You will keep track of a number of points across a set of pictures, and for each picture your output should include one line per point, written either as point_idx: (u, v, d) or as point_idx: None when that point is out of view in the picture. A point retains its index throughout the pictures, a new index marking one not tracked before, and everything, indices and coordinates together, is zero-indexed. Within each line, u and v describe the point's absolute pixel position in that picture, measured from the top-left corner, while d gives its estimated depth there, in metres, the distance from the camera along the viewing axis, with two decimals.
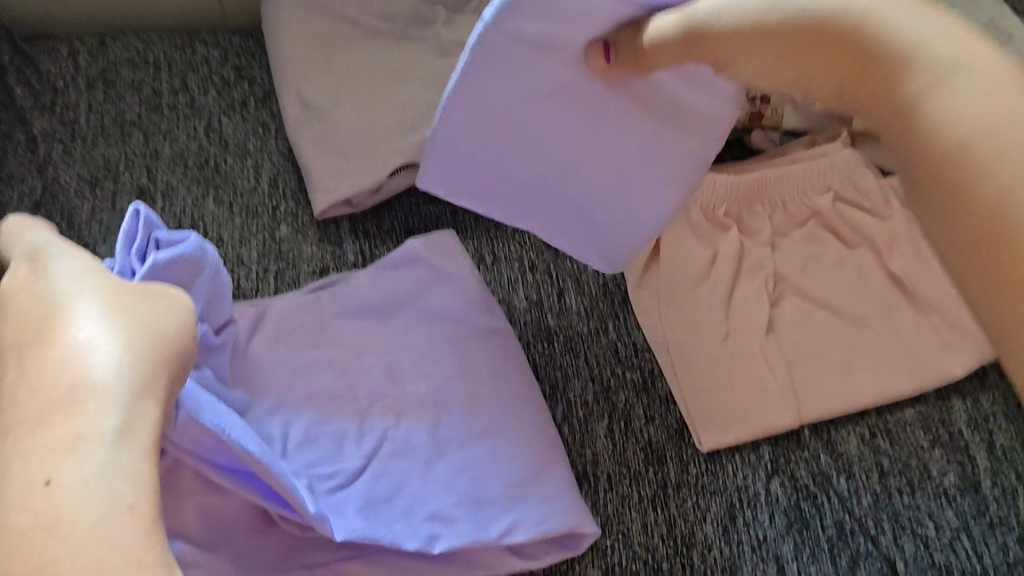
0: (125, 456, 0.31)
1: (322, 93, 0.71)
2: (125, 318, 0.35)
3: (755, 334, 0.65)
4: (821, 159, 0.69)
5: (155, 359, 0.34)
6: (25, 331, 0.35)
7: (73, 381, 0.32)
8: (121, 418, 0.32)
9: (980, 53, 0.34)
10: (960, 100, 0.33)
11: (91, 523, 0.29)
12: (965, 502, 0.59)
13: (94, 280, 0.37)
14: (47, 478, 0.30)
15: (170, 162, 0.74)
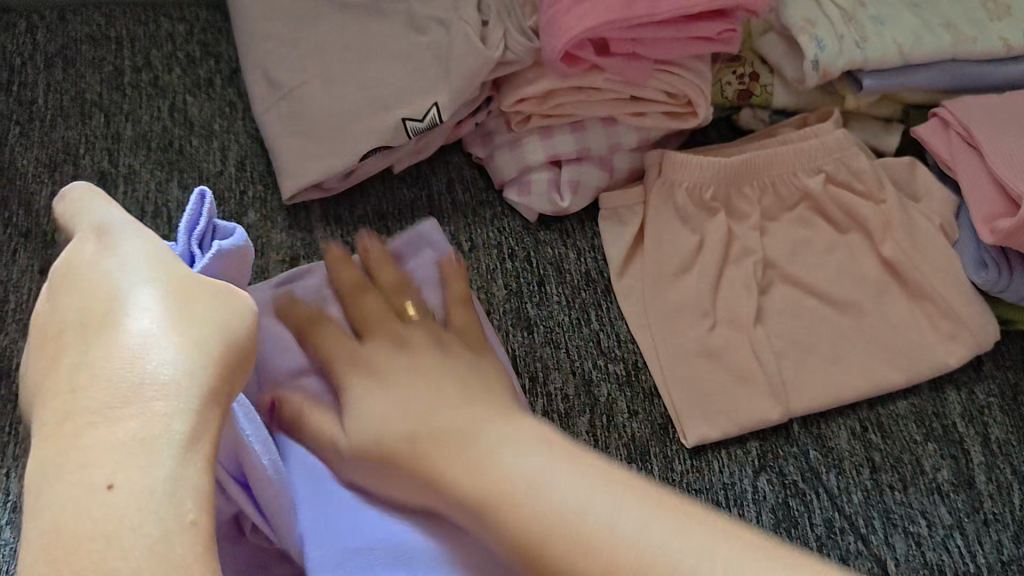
0: (190, 467, 0.31)
1: (291, 72, 0.67)
2: (189, 311, 0.36)
3: (742, 323, 0.63)
4: (812, 140, 0.67)
5: (225, 354, 0.36)
6: (86, 304, 0.35)
7: (139, 375, 0.32)
8: (186, 424, 0.32)
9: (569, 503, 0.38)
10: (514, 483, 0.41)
11: (150, 540, 0.29)
12: (957, 499, 0.58)
13: (159, 255, 0.38)
14: (104, 485, 0.29)
15: (132, 145, 0.70)
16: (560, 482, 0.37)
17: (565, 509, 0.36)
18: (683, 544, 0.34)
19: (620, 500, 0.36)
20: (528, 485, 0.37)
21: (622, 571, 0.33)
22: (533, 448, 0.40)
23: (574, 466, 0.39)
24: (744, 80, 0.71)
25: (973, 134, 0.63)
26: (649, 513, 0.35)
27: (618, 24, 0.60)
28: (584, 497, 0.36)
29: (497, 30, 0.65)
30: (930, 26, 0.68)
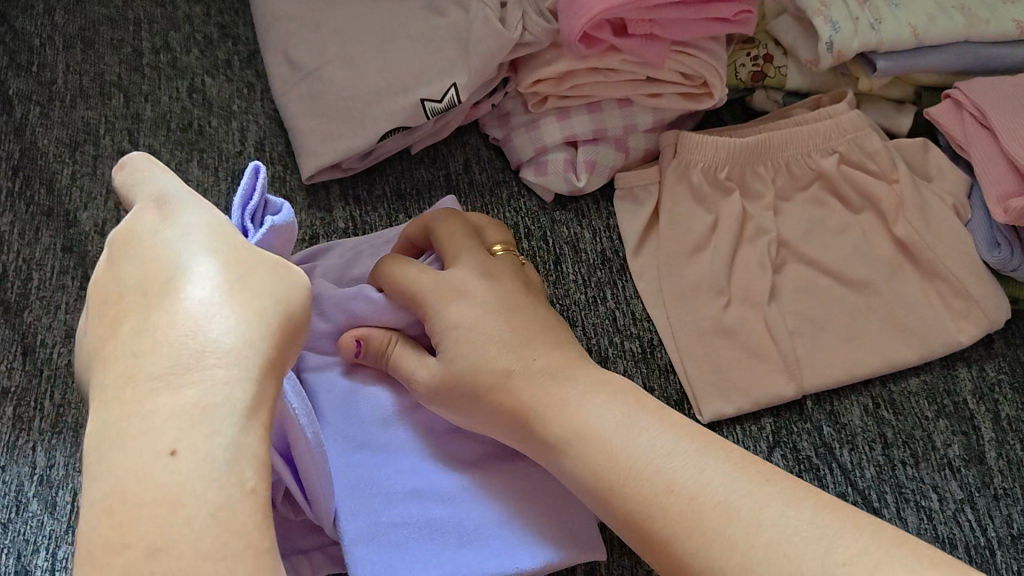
0: (249, 436, 0.32)
1: (311, 54, 0.68)
2: (246, 279, 0.36)
3: (756, 302, 0.64)
4: (826, 122, 0.67)
5: (284, 322, 0.36)
6: (145, 270, 0.36)
7: (201, 343, 0.33)
8: (245, 394, 0.33)
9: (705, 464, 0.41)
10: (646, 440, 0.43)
11: (213, 508, 0.30)
12: (968, 474, 0.59)
13: (215, 221, 0.39)
14: (168, 451, 0.31)
15: (152, 125, 0.71)
16: (637, 433, 0.43)
17: (643, 464, 0.42)
18: (739, 497, 0.39)
19: (686, 452, 0.42)
20: (606, 431, 0.44)
21: (680, 510, 0.40)
22: (615, 401, 0.46)
23: (653, 417, 0.44)
24: (758, 62, 0.72)
25: (987, 115, 0.64)
26: (705, 473, 0.41)
27: (635, 6, 0.61)
28: (656, 451, 0.42)
29: (515, 11, 0.65)
30: (944, 8, 0.69)
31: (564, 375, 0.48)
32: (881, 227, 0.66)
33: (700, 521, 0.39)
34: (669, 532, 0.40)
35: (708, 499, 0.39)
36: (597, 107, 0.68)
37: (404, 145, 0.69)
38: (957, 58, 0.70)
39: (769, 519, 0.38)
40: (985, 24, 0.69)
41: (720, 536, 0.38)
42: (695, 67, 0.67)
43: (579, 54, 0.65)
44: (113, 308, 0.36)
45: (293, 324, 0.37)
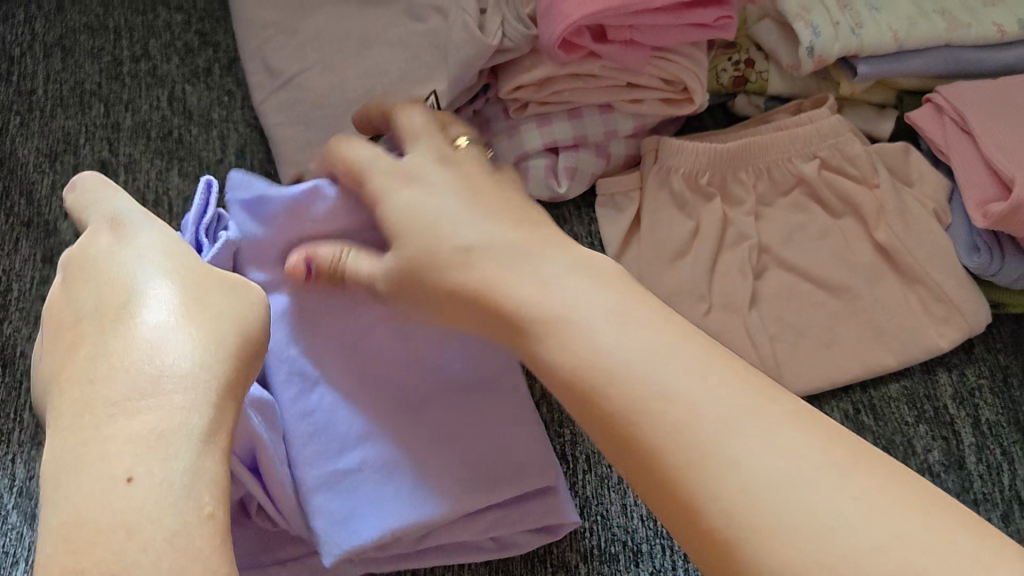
0: (210, 459, 0.33)
1: (291, 62, 0.68)
2: (202, 305, 0.37)
3: (737, 307, 0.64)
4: (807, 127, 0.67)
5: (241, 346, 0.37)
6: (104, 299, 0.37)
7: (158, 369, 0.34)
8: (203, 419, 0.33)
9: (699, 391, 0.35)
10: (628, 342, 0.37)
11: (172, 532, 0.30)
12: (948, 479, 0.59)
13: (173, 250, 0.40)
14: (125, 475, 0.31)
15: (132, 134, 0.71)
16: (650, 355, 0.36)
17: (662, 396, 0.35)
18: (770, 447, 0.33)
19: (708, 388, 0.35)
20: (614, 346, 0.37)
21: (694, 445, 0.34)
22: (623, 301, 0.39)
23: (664, 332, 0.37)
24: (740, 67, 0.71)
25: (968, 119, 0.64)
26: (730, 409, 0.34)
27: (613, 12, 0.61)
28: (670, 373, 0.35)
29: (495, 18, 0.64)
30: (924, 12, 0.69)
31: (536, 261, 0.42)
32: (861, 233, 0.66)
33: (674, 446, 0.34)
34: (676, 467, 0.34)
35: (731, 439, 0.33)
36: (579, 113, 0.68)
37: None
38: (938, 62, 0.69)
39: (799, 471, 0.32)
40: (965, 28, 0.69)
41: (750, 496, 0.32)
42: (675, 72, 0.66)
43: (557, 61, 0.65)
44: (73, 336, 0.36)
45: (250, 349, 0.38)
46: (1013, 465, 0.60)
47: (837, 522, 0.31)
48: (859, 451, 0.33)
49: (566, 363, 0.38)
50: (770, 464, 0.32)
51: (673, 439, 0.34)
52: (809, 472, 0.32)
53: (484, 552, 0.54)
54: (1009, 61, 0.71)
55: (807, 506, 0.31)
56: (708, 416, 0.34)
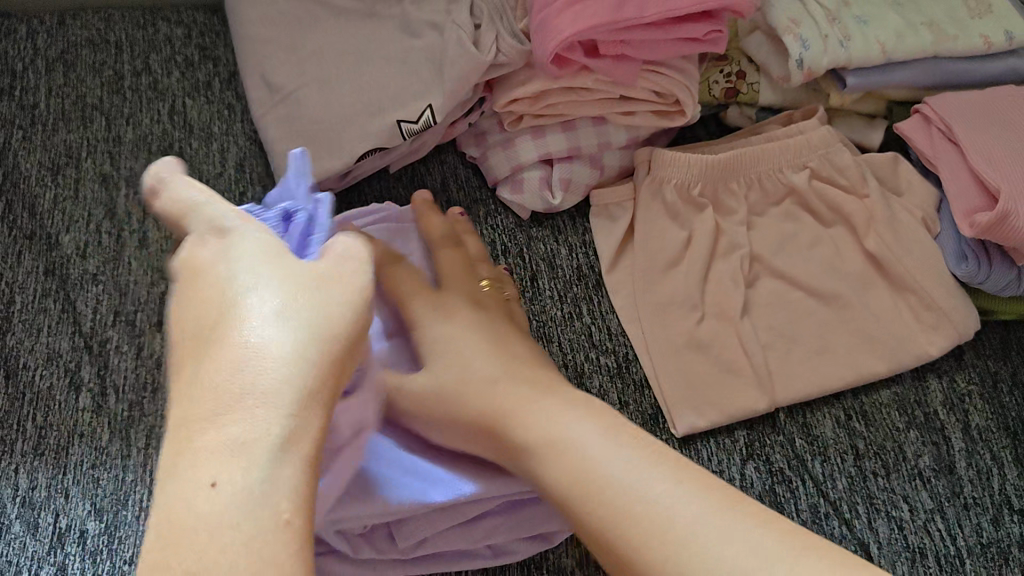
0: (286, 466, 0.35)
1: (290, 76, 0.69)
2: (298, 306, 0.39)
3: (730, 316, 0.65)
4: (797, 138, 0.68)
5: (334, 348, 0.39)
6: (208, 299, 0.39)
7: (249, 380, 0.36)
8: (284, 428, 0.36)
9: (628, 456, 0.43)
10: (576, 426, 0.46)
11: (247, 537, 0.33)
12: (938, 484, 0.60)
13: (277, 248, 0.41)
14: (212, 480, 0.34)
15: (133, 148, 0.72)
16: (581, 435, 0.45)
17: (590, 456, 0.44)
18: (669, 505, 0.41)
19: (636, 467, 0.43)
20: (560, 429, 0.46)
21: (607, 493, 0.42)
22: (558, 401, 0.48)
23: (591, 416, 0.46)
24: (731, 79, 0.73)
25: (955, 131, 0.65)
26: (644, 471, 0.43)
27: (606, 27, 0.62)
28: (598, 458, 0.44)
29: (489, 34, 0.67)
30: (912, 25, 0.70)
31: (538, 399, 0.48)
32: (851, 242, 0.67)
33: (599, 503, 0.42)
34: (620, 532, 0.41)
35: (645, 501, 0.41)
36: (574, 125, 0.69)
37: (383, 165, 0.70)
38: (926, 74, 0.71)
39: (704, 526, 0.39)
40: (951, 40, 0.70)
41: (676, 558, 0.39)
42: (668, 85, 0.68)
43: (551, 76, 0.66)
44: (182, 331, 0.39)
45: (345, 347, 0.40)
46: (1002, 470, 0.61)
47: (729, 556, 0.38)
48: (760, 513, 0.40)
49: (543, 459, 0.45)
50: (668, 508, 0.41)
51: (616, 524, 0.41)
52: (711, 512, 0.40)
53: (479, 559, 0.55)
54: (996, 72, 0.72)
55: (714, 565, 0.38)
56: (617, 473, 0.43)
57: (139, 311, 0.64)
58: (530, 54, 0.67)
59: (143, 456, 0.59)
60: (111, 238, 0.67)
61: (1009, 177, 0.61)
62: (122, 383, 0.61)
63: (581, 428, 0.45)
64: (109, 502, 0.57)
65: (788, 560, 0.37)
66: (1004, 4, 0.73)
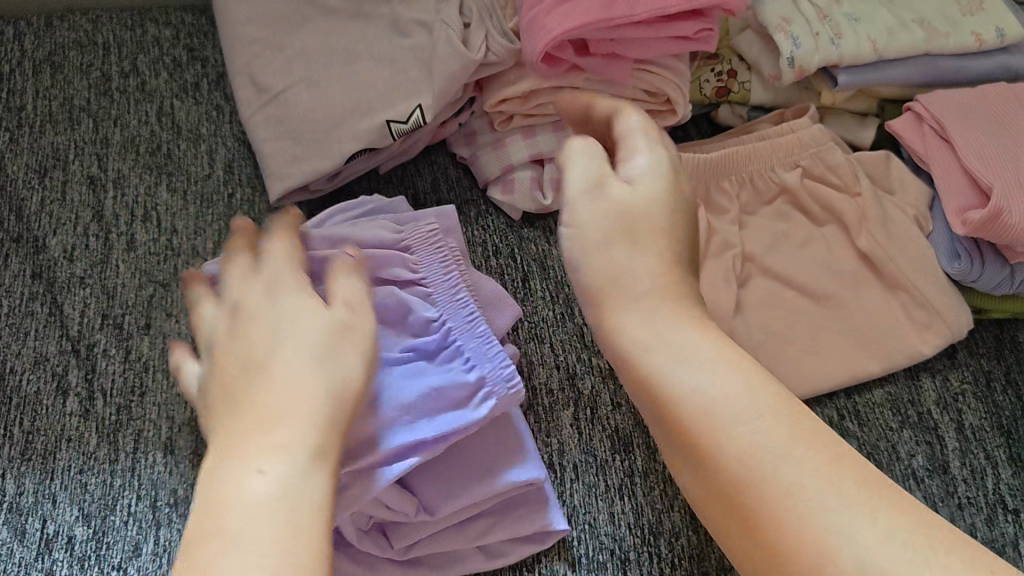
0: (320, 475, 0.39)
1: (278, 77, 0.68)
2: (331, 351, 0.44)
3: (723, 316, 0.64)
4: (788, 136, 0.68)
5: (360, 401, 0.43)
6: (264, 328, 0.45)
7: (283, 403, 0.41)
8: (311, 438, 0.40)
9: (756, 398, 0.38)
10: (685, 380, 0.40)
11: (280, 518, 0.36)
12: (932, 484, 0.60)
13: (293, 289, 0.47)
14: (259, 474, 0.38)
15: (121, 149, 0.71)
16: (706, 383, 0.39)
17: (711, 416, 0.38)
18: (803, 473, 0.36)
19: (754, 394, 0.38)
20: (658, 363, 0.40)
21: (713, 425, 0.38)
22: (705, 338, 0.41)
23: (734, 360, 0.40)
24: (722, 77, 0.73)
25: (946, 129, 0.64)
26: (782, 440, 0.37)
27: (595, 25, 0.62)
28: (713, 397, 0.39)
29: (478, 33, 0.66)
30: (903, 22, 0.70)
31: (660, 312, 0.42)
32: (844, 241, 0.67)
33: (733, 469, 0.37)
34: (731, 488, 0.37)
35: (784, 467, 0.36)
36: (564, 124, 0.69)
37: (373, 166, 0.69)
38: (917, 71, 0.70)
39: (833, 485, 0.35)
40: (943, 37, 0.70)
41: (779, 516, 0.36)
42: (658, 82, 0.67)
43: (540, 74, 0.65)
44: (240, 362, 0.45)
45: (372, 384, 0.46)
46: (995, 469, 0.61)
47: (815, 500, 0.35)
48: (887, 499, 0.35)
49: (648, 366, 0.41)
50: (772, 458, 0.37)
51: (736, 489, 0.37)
52: (828, 486, 0.36)
53: (472, 563, 0.55)
54: (988, 69, 0.72)
55: (816, 510, 0.35)
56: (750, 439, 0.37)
57: (127, 314, 0.64)
58: (519, 53, 0.66)
59: (131, 460, 0.59)
60: (100, 240, 0.67)
61: (1002, 175, 0.61)
62: (110, 388, 0.61)
63: (695, 360, 0.40)
64: (97, 507, 0.57)
65: (891, 539, 0.33)
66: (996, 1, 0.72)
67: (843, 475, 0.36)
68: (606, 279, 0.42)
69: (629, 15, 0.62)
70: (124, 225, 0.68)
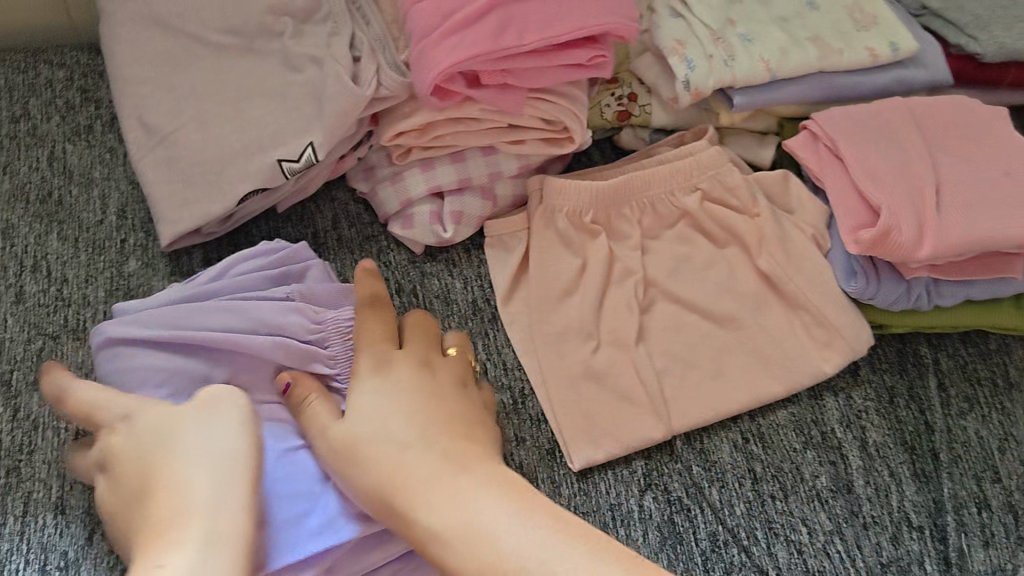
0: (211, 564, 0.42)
1: (167, 119, 0.67)
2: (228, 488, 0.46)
3: (626, 345, 0.64)
4: (686, 159, 0.68)
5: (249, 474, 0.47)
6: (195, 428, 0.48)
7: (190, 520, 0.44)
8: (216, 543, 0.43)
9: (561, 554, 0.43)
10: (510, 542, 0.44)
11: None
12: (836, 505, 0.60)
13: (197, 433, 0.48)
14: (183, 557, 0.42)
15: (9, 198, 0.69)
16: (498, 512, 0.45)
17: (480, 517, 0.45)
18: (557, 565, 0.42)
19: (550, 542, 0.44)
20: (476, 519, 0.45)
21: None
22: (494, 498, 0.46)
23: (480, 479, 0.47)
24: (622, 101, 0.73)
25: (840, 148, 0.65)
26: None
27: (483, 57, 0.61)
28: (490, 538, 0.44)
29: (369, 68, 0.65)
30: (796, 41, 0.70)
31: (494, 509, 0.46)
32: (745, 262, 0.67)
33: None
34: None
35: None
36: (460, 156, 0.68)
37: (268, 206, 0.68)
38: (813, 90, 0.71)
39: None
40: (836, 55, 0.70)
41: None
42: (551, 110, 0.66)
43: (432, 107, 0.65)
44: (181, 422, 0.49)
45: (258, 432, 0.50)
46: (900, 486, 0.61)
47: None
48: None
49: (466, 557, 0.44)
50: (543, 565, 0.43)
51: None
52: None
53: None
54: (883, 83, 0.72)
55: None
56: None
57: (15, 370, 0.62)
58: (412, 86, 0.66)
59: (19, 523, 0.57)
60: None
61: (892, 194, 0.62)
62: None
63: (521, 532, 0.44)
64: None
65: None
66: (889, 16, 0.73)
67: None
68: (409, 499, 0.47)
69: (516, 45, 0.61)
70: (12, 277, 0.66)
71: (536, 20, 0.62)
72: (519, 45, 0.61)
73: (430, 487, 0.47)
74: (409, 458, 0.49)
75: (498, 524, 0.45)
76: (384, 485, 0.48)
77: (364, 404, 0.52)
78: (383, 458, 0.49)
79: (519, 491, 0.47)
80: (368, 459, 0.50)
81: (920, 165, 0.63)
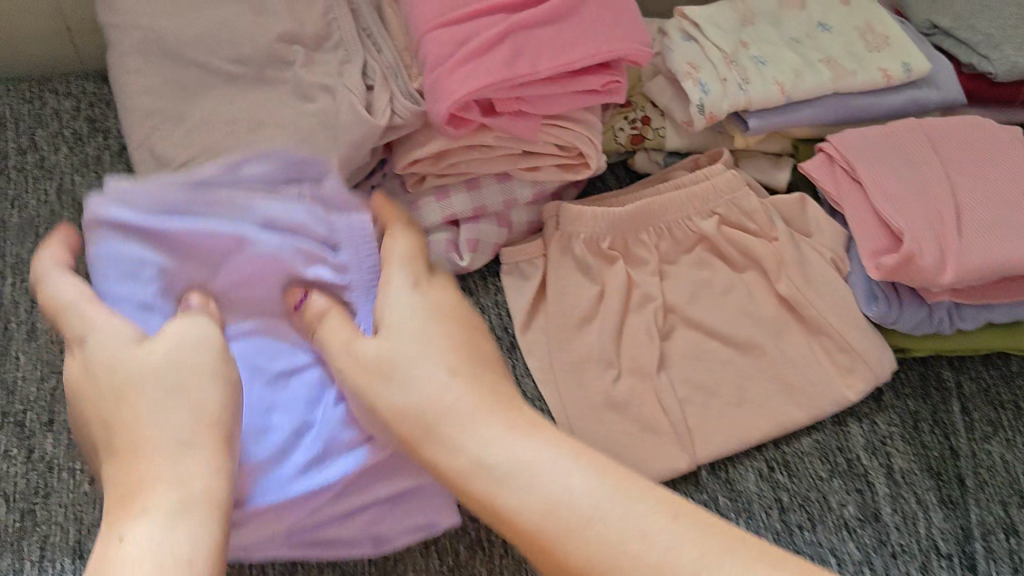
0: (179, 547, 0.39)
1: (177, 151, 0.66)
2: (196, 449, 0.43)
3: (648, 372, 0.63)
4: (702, 184, 0.68)
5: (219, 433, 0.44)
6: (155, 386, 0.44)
7: (162, 506, 0.40)
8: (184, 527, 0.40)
9: (626, 499, 0.39)
10: (561, 485, 0.40)
11: None
12: (865, 534, 0.59)
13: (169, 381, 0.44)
14: (151, 542, 0.39)
15: (20, 233, 0.69)
16: (562, 471, 0.40)
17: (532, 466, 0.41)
18: (626, 528, 0.38)
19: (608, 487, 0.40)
20: (526, 470, 0.41)
21: None
22: (544, 445, 0.42)
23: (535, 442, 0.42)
24: (636, 124, 0.72)
25: (858, 172, 0.64)
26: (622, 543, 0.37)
27: (499, 85, 0.61)
28: (531, 491, 0.40)
29: (381, 97, 0.65)
30: (809, 63, 0.69)
31: (546, 453, 0.41)
32: (764, 287, 0.67)
33: None
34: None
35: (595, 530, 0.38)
36: (475, 183, 0.67)
37: None
38: (828, 111, 0.70)
39: (654, 540, 0.37)
40: (850, 77, 0.70)
41: None
42: (566, 135, 0.66)
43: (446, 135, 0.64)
44: (151, 374, 0.44)
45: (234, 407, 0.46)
46: (927, 513, 0.60)
47: None
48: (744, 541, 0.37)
49: (524, 506, 0.40)
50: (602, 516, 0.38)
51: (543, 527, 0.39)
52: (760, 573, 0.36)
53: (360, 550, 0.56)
54: (896, 104, 0.72)
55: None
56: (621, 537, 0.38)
57: (28, 411, 0.61)
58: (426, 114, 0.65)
59: (37, 569, 0.56)
60: None
61: (914, 219, 0.61)
62: (13, 492, 0.58)
63: (574, 477, 0.40)
64: None
65: None
66: (901, 36, 0.72)
67: (715, 544, 0.37)
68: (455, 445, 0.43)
69: (530, 72, 0.61)
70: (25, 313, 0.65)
71: (549, 47, 0.62)
72: (533, 71, 0.61)
73: (475, 431, 0.42)
74: (451, 389, 0.44)
75: (549, 469, 0.40)
76: (421, 431, 0.44)
77: (405, 328, 0.48)
78: (433, 395, 0.44)
79: (579, 459, 0.41)
80: (402, 389, 0.45)
81: (940, 187, 0.63)
